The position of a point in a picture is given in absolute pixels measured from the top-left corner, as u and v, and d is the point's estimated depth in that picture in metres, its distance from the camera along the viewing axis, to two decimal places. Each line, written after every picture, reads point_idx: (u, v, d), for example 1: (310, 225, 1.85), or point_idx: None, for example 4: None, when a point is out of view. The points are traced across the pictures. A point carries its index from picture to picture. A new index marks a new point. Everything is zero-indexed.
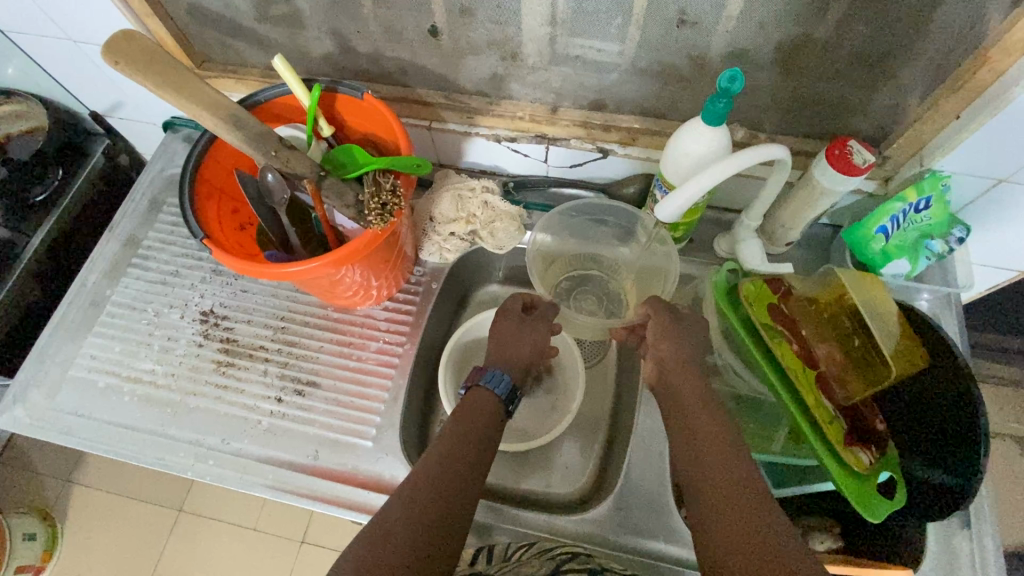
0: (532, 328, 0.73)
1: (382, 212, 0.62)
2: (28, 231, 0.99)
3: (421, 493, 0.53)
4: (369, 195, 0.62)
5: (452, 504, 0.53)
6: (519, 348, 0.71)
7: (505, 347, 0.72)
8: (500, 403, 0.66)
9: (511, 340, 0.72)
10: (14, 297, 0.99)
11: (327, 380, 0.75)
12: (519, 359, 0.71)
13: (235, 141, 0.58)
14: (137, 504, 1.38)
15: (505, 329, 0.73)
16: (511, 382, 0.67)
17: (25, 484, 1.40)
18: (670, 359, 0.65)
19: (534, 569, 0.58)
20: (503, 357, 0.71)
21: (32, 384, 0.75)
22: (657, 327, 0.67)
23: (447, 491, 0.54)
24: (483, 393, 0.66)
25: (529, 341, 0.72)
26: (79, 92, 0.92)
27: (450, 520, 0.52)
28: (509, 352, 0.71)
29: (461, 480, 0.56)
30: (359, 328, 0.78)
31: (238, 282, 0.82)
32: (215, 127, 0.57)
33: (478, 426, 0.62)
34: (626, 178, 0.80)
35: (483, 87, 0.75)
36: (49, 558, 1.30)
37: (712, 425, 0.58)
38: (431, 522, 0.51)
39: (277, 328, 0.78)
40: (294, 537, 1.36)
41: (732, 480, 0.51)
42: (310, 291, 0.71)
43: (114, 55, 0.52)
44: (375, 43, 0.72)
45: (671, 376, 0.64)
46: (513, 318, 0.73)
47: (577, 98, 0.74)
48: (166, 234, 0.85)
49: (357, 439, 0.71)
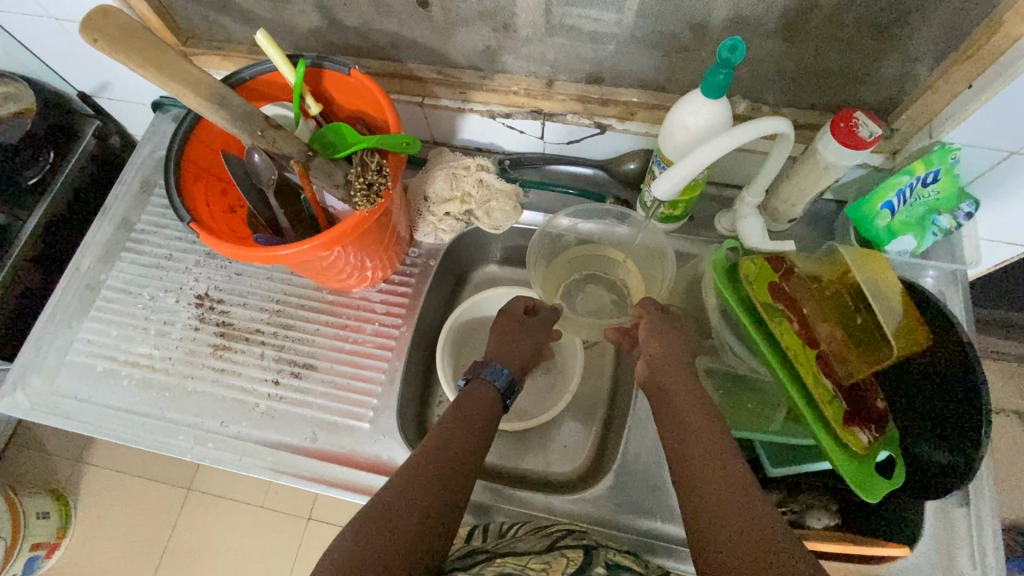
0: (533, 329, 0.73)
1: (368, 193, 0.61)
2: (22, 215, 0.98)
3: (422, 477, 0.54)
4: (355, 175, 0.61)
5: (447, 494, 0.54)
6: (519, 348, 0.71)
7: (505, 341, 0.71)
8: (499, 396, 0.66)
9: (508, 337, 0.71)
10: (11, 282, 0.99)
11: (324, 363, 0.74)
12: (522, 355, 0.70)
13: (219, 121, 0.57)
14: (148, 482, 1.42)
15: (506, 328, 0.72)
16: (511, 376, 0.67)
17: (36, 464, 1.44)
18: (661, 351, 0.65)
19: (529, 544, 0.59)
20: (500, 351, 0.70)
21: (31, 368, 0.75)
22: (653, 320, 0.67)
23: (442, 479, 0.55)
24: (481, 386, 0.66)
25: (529, 341, 0.72)
26: (64, 72, 0.90)
27: (446, 506, 0.53)
28: (504, 347, 0.70)
29: (459, 468, 0.56)
30: (355, 311, 0.78)
31: (232, 265, 0.81)
32: (199, 106, 0.56)
33: (475, 416, 0.62)
34: (624, 155, 0.78)
35: (476, 60, 0.73)
36: (63, 535, 1.35)
37: (704, 409, 0.58)
38: (426, 512, 0.51)
39: (272, 311, 0.78)
40: (301, 514, 1.39)
41: (719, 467, 0.52)
42: (305, 274, 0.71)
43: (93, 32, 0.51)
44: (362, 15, 0.69)
45: (665, 362, 0.64)
46: (514, 316, 0.73)
47: (573, 71, 0.71)
48: (159, 217, 0.84)
49: (354, 421, 0.71)
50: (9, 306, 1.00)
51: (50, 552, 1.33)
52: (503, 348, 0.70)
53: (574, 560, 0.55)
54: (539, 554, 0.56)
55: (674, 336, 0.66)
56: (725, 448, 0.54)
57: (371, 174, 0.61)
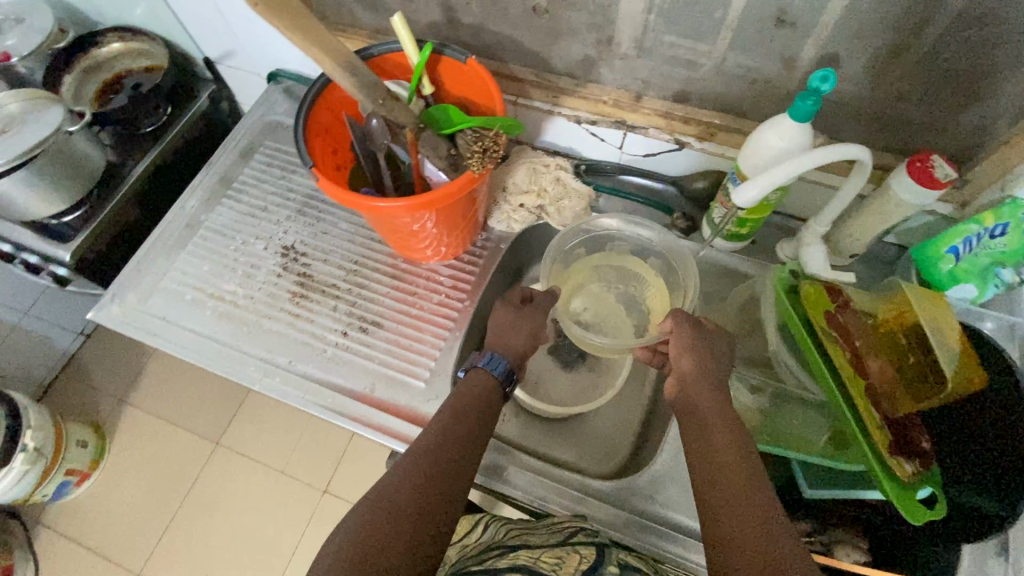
0: (529, 316, 0.74)
1: (483, 156, 0.66)
2: (135, 156, 1.06)
3: (424, 462, 0.57)
4: (471, 142, 0.66)
5: (451, 476, 0.57)
6: (518, 336, 0.72)
7: (502, 329, 0.73)
8: (497, 385, 0.69)
9: (504, 328, 0.73)
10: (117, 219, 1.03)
11: (390, 323, 0.79)
12: (521, 342, 0.72)
13: (348, 86, 0.65)
14: (179, 431, 1.56)
15: (505, 316, 0.74)
16: (507, 364, 0.70)
17: (86, 399, 1.60)
18: (690, 368, 0.65)
19: (543, 538, 0.61)
20: (503, 339, 0.73)
21: (129, 287, 0.82)
22: (682, 337, 0.67)
23: (446, 464, 0.58)
24: (479, 375, 0.68)
25: (528, 327, 0.73)
26: (199, 38, 1.01)
27: (448, 489, 0.56)
28: (508, 336, 0.73)
29: (460, 452, 0.60)
30: (425, 281, 0.83)
31: (319, 224, 0.88)
32: (332, 70, 0.65)
33: (477, 404, 0.65)
34: (695, 173, 0.83)
35: (573, 68, 0.79)
36: (94, 466, 1.50)
37: (732, 430, 0.59)
38: (429, 497, 0.54)
39: (349, 270, 0.84)
40: (317, 486, 1.48)
41: (746, 490, 0.53)
42: (387, 236, 0.77)
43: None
44: (479, 15, 0.77)
45: (696, 381, 0.64)
46: (512, 304, 0.75)
47: (662, 89, 0.77)
48: (259, 174, 0.93)
49: (411, 379, 0.76)
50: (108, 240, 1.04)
51: (80, 481, 1.47)
52: (509, 336, 0.72)
53: (585, 555, 0.57)
54: (553, 548, 0.58)
55: (705, 352, 0.66)
56: (735, 465, 0.56)
57: (480, 148, 0.66)
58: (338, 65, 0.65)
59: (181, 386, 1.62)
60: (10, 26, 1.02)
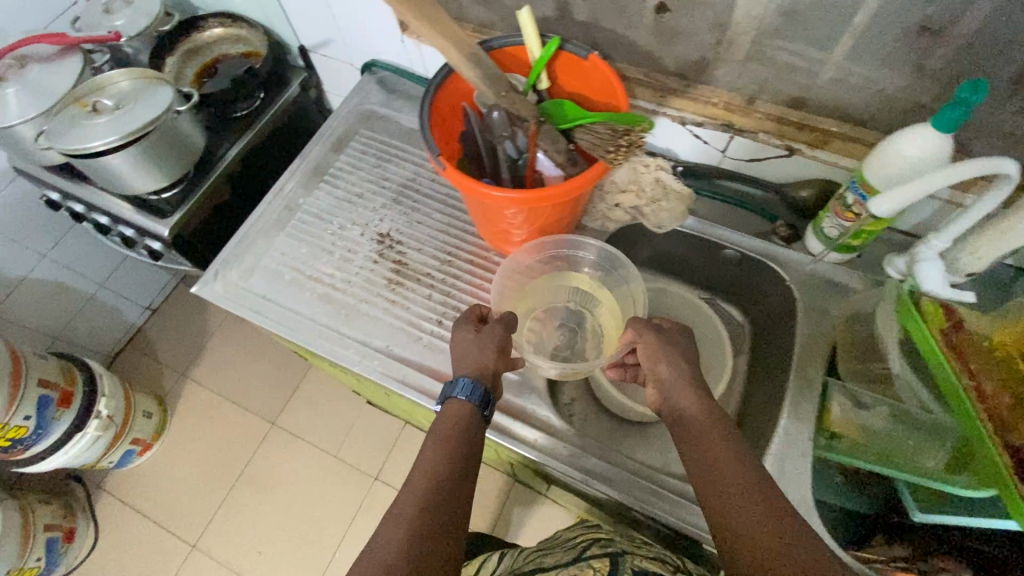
0: (489, 333, 0.69)
1: (625, 150, 0.63)
2: (228, 140, 1.06)
3: (412, 513, 0.53)
4: (622, 131, 0.63)
5: (441, 522, 0.53)
6: (477, 358, 0.67)
7: (461, 351, 0.68)
8: (475, 411, 0.63)
9: (465, 352, 0.68)
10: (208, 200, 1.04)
11: None
12: (491, 360, 0.67)
13: (471, 77, 0.66)
14: (237, 409, 1.60)
15: (462, 339, 0.69)
16: (480, 386, 0.65)
17: (149, 372, 1.65)
18: (668, 374, 0.65)
19: (559, 557, 0.69)
20: (468, 361, 0.68)
21: (231, 264, 0.84)
22: (648, 345, 0.68)
23: (440, 514, 0.53)
24: (454, 405, 0.64)
25: (491, 347, 0.68)
26: (300, 26, 1.04)
27: (437, 540, 0.51)
28: (470, 355, 0.68)
29: (450, 491, 0.56)
30: (519, 275, 0.83)
31: (413, 213, 0.89)
32: (458, 60, 0.65)
33: (464, 438, 0.61)
34: (799, 182, 0.81)
35: (685, 69, 0.78)
36: (157, 438, 1.54)
37: (731, 452, 0.56)
38: (421, 553, 0.49)
39: (443, 260, 0.85)
40: (369, 473, 1.50)
41: (761, 507, 0.50)
42: (495, 228, 0.78)
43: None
44: (595, 12, 0.76)
45: (692, 414, 0.61)
46: (471, 328, 0.70)
47: (777, 94, 0.75)
48: (355, 161, 0.94)
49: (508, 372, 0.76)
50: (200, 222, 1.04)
51: (143, 450, 1.51)
52: (470, 354, 0.67)
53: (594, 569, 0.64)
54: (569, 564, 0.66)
55: (680, 359, 0.66)
56: (758, 505, 0.50)
57: (603, 138, 0.64)
58: (463, 55, 0.65)
59: (240, 366, 1.66)
60: (120, 7, 1.06)
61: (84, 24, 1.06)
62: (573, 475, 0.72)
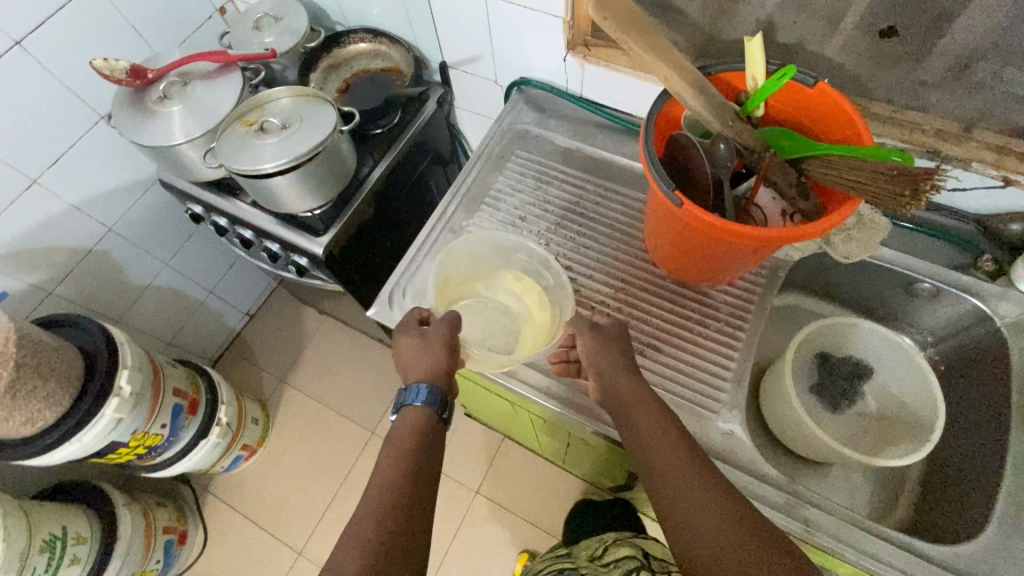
0: (434, 336, 0.72)
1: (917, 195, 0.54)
2: (373, 158, 1.06)
3: (388, 523, 0.57)
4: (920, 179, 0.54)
5: (400, 524, 0.57)
6: (424, 363, 0.70)
7: (412, 355, 0.71)
8: (431, 415, 0.68)
9: (413, 357, 0.71)
10: (356, 218, 1.03)
11: (669, 347, 0.77)
12: (422, 361, 0.70)
13: (695, 106, 0.64)
14: (337, 416, 1.62)
15: (410, 343, 0.72)
16: (427, 388, 0.68)
17: (252, 377, 1.69)
18: (605, 366, 0.69)
19: None
20: (411, 363, 0.71)
21: (403, 290, 0.84)
22: (588, 342, 0.71)
23: (373, 509, 0.58)
24: (411, 412, 0.68)
25: (433, 351, 0.71)
26: (449, 43, 1.04)
27: (395, 542, 0.56)
28: (425, 360, 0.70)
29: (416, 500, 0.60)
30: (699, 307, 0.80)
31: (581, 238, 0.87)
32: (682, 90, 0.64)
33: (405, 442, 0.65)
34: (1011, 214, 0.75)
35: (894, 95, 0.74)
36: (260, 443, 1.56)
37: (676, 449, 0.61)
38: (382, 554, 0.54)
39: (618, 287, 0.83)
40: (470, 487, 1.49)
41: (696, 494, 0.57)
42: (707, 262, 0.73)
43: (603, 13, 0.63)
44: None
45: (642, 417, 0.65)
46: (413, 332, 0.73)
47: (1001, 122, 0.71)
48: (515, 183, 0.93)
49: (705, 411, 0.73)
50: (348, 240, 1.04)
51: (249, 455, 1.54)
52: (427, 362, 0.70)
53: None
54: None
55: (612, 352, 0.69)
56: (698, 507, 0.56)
57: (857, 171, 0.57)
58: (689, 86, 0.64)
59: (338, 374, 1.68)
60: (269, 24, 1.07)
61: (234, 42, 1.07)
62: (795, 528, 0.66)
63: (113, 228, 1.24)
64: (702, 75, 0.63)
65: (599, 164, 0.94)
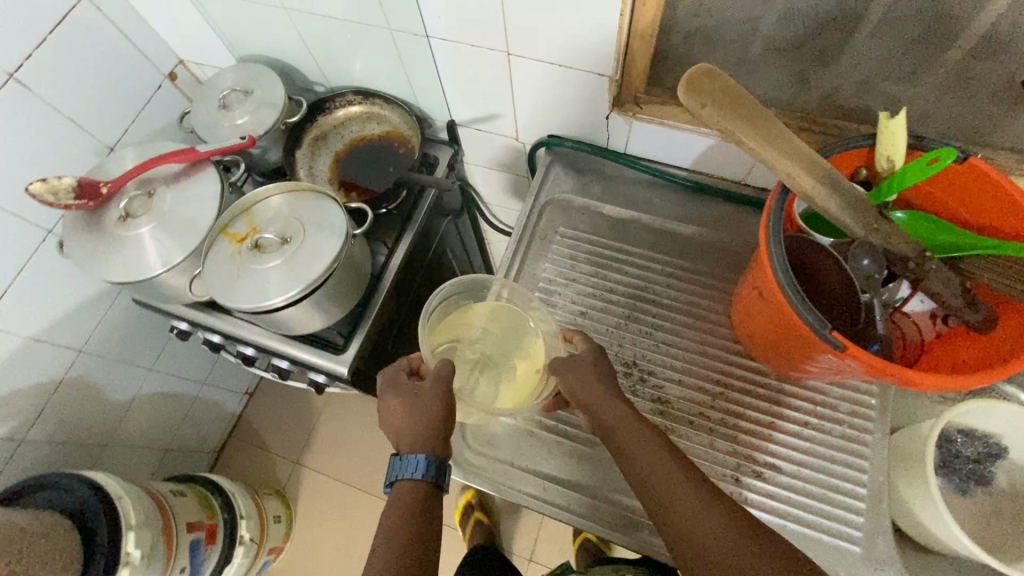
0: (428, 397, 0.61)
1: None
2: (389, 245, 0.91)
3: None
4: None
5: None
6: (413, 427, 0.60)
7: (403, 420, 0.61)
8: (426, 486, 0.59)
9: (401, 421, 0.61)
10: (380, 321, 0.89)
11: (788, 464, 0.67)
12: (413, 426, 0.60)
13: (830, 208, 0.51)
14: (365, 496, 1.49)
15: (396, 401, 0.62)
16: (418, 459, 0.59)
17: (263, 463, 1.54)
18: (583, 392, 0.62)
19: None
20: (403, 429, 0.61)
21: (464, 427, 0.72)
22: (564, 376, 0.63)
23: None
24: (404, 486, 0.59)
25: (426, 412, 0.60)
26: (460, 102, 0.87)
27: None
28: (414, 421, 0.60)
29: None
30: (810, 406, 0.69)
31: (659, 332, 0.74)
32: (813, 189, 0.51)
33: (395, 524, 0.56)
34: None
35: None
36: (287, 539, 1.43)
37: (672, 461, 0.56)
38: None
39: (714, 393, 0.71)
40: (523, 555, 1.39)
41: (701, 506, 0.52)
42: (828, 369, 0.62)
43: (701, 97, 0.51)
44: None
45: (626, 437, 0.58)
46: (406, 390, 0.62)
47: None
48: (566, 269, 0.79)
49: (844, 540, 0.63)
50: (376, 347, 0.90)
51: (277, 555, 1.40)
52: (417, 423, 0.60)
53: None
54: None
55: (585, 375, 0.63)
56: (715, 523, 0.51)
57: None
58: (819, 184, 0.51)
59: (357, 447, 1.54)
60: (238, 100, 0.89)
61: (199, 126, 0.89)
62: None
63: (83, 349, 1.06)
64: (837, 169, 0.51)
65: (660, 235, 0.81)
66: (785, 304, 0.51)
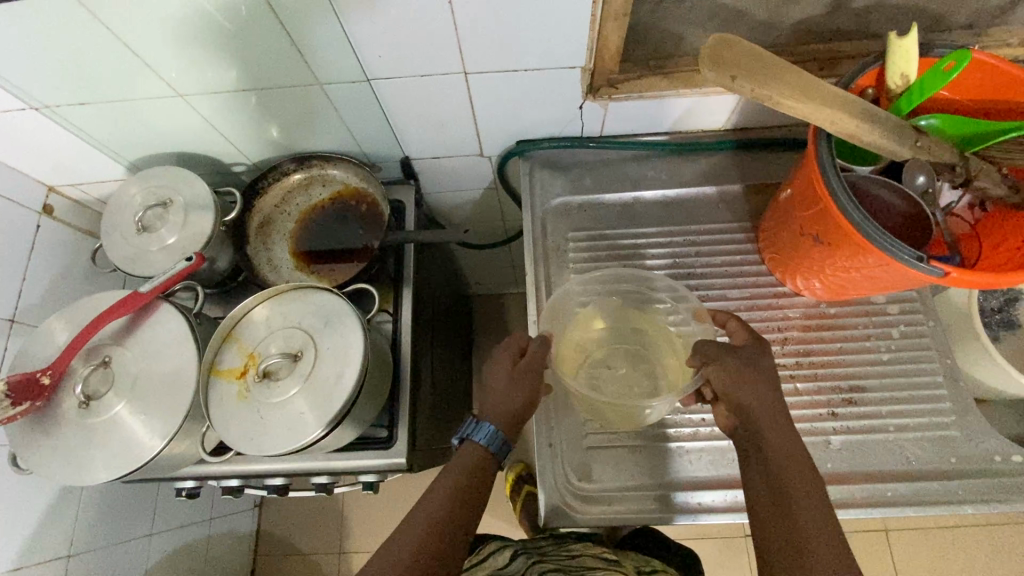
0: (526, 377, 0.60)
1: None
2: (393, 310, 0.82)
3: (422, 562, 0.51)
4: None
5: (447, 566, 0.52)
6: (498, 401, 0.59)
7: (492, 393, 0.60)
8: (493, 462, 0.59)
9: (491, 393, 0.60)
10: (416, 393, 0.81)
11: (871, 381, 0.69)
12: (502, 399, 0.59)
13: (875, 138, 0.51)
14: None
15: (497, 375, 0.61)
16: (495, 435, 0.58)
17: (306, 569, 1.41)
18: (744, 388, 0.55)
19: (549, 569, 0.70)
20: (487, 400, 0.60)
21: (567, 471, 0.67)
22: (723, 370, 0.56)
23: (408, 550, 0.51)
24: (471, 451, 0.58)
25: (523, 394, 0.60)
26: (413, 136, 0.79)
27: None
28: (496, 396, 0.60)
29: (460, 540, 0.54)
30: (866, 319, 0.72)
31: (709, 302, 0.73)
32: (857, 126, 0.50)
33: (462, 482, 0.56)
34: None
35: (979, 18, 0.66)
36: None
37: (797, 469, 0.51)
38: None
39: (781, 341, 0.71)
40: None
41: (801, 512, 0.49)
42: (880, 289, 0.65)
43: (727, 70, 0.48)
44: None
45: (771, 433, 0.54)
46: (509, 362, 0.61)
47: None
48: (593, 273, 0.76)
49: (943, 429, 0.67)
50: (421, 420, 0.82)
51: None
52: (502, 398, 0.59)
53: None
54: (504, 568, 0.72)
55: (750, 372, 0.56)
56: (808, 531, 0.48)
57: None
58: (859, 119, 0.50)
59: (397, 511, 1.45)
60: (160, 216, 0.75)
61: (122, 261, 0.74)
62: None
63: (70, 554, 0.89)
64: (871, 99, 0.50)
65: (668, 205, 0.79)
66: (867, 236, 0.52)
